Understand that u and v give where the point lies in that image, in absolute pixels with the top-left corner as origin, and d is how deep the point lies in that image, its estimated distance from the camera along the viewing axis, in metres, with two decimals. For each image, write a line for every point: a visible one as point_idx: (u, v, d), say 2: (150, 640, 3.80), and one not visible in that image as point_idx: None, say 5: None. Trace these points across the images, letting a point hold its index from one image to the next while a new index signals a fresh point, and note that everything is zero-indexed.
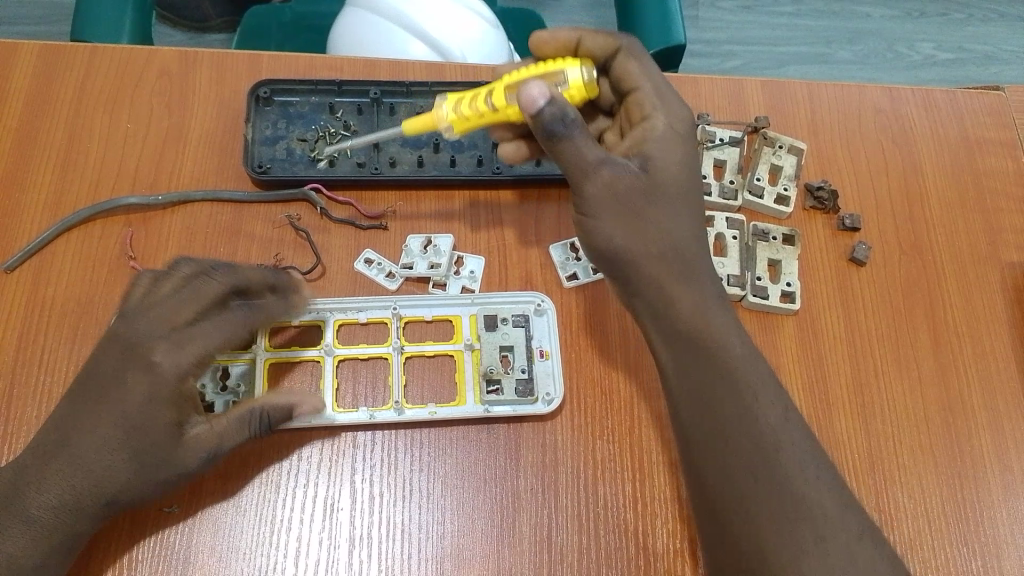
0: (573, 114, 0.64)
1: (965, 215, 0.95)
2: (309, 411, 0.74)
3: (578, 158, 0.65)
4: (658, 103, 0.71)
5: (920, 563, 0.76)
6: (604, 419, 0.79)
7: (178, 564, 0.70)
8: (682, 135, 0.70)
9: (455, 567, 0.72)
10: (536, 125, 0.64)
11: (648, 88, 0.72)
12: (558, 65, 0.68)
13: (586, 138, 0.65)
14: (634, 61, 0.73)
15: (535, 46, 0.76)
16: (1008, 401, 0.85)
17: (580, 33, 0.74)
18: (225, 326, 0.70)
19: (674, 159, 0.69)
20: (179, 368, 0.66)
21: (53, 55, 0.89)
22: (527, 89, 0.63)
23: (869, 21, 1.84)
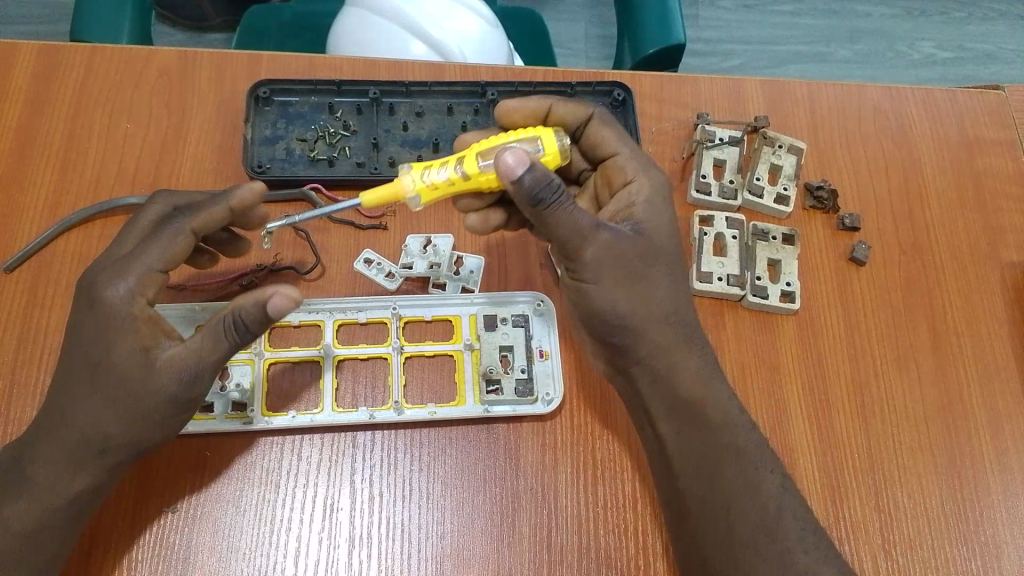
0: (556, 179, 0.62)
1: (965, 215, 0.95)
2: (284, 300, 0.61)
3: (570, 225, 0.62)
4: (637, 166, 0.72)
5: (920, 563, 0.76)
6: (604, 419, 0.79)
7: (178, 564, 0.70)
8: (665, 194, 0.71)
9: (455, 567, 0.72)
10: (521, 196, 0.61)
11: (625, 152, 0.73)
12: (532, 132, 0.68)
13: (575, 202, 0.63)
14: (608, 126, 0.74)
15: (503, 115, 0.75)
16: (1008, 401, 0.85)
17: (552, 101, 0.75)
18: (159, 235, 0.65)
19: (662, 220, 0.69)
20: (123, 291, 0.62)
21: (53, 55, 0.89)
22: (505, 159, 0.60)
23: (869, 20, 1.84)
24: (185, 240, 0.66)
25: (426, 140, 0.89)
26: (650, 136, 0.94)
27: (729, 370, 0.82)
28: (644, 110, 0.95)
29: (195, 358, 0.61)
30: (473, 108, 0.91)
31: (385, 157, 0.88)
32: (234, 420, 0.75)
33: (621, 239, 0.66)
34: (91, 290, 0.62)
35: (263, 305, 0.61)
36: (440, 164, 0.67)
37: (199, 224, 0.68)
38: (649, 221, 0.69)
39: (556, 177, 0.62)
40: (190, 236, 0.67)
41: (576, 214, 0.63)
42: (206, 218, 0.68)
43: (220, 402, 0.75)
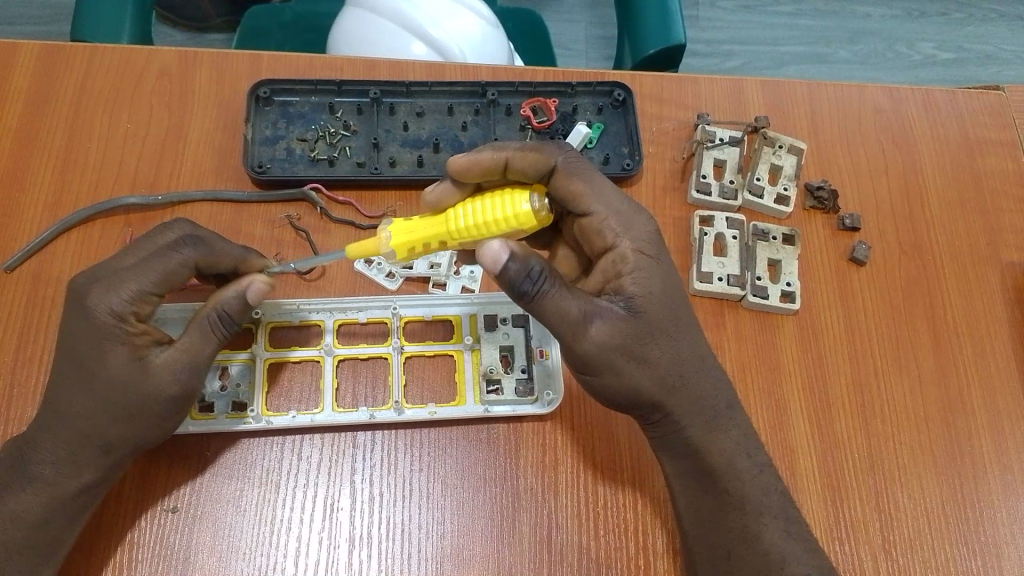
0: (538, 266, 0.60)
1: (965, 215, 0.95)
2: (261, 287, 0.68)
3: (558, 313, 0.61)
4: (615, 228, 0.66)
5: (920, 564, 0.76)
6: (604, 419, 0.79)
7: (178, 564, 0.70)
8: (650, 258, 0.66)
9: (455, 568, 0.72)
10: (505, 284, 0.60)
11: (600, 213, 0.67)
12: (508, 220, 0.61)
13: (562, 291, 0.61)
14: (575, 180, 0.67)
15: (456, 173, 0.66)
16: (1008, 401, 0.85)
17: (507, 155, 0.67)
18: (160, 258, 0.65)
19: (652, 289, 0.65)
20: (114, 306, 0.62)
21: (53, 56, 0.89)
22: (488, 248, 0.59)
23: (869, 21, 1.84)
24: (187, 271, 0.67)
25: (426, 140, 0.89)
26: (651, 136, 0.94)
27: (729, 370, 0.82)
28: (645, 110, 0.95)
29: (186, 356, 0.65)
30: (473, 108, 0.91)
31: (385, 157, 0.88)
32: (234, 420, 0.74)
33: (615, 318, 0.63)
34: (82, 296, 0.62)
35: (244, 294, 0.67)
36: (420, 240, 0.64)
37: (206, 260, 0.68)
38: (639, 293, 0.65)
39: (542, 259, 0.61)
40: (191, 269, 0.67)
41: (565, 301, 0.61)
42: (211, 255, 0.69)
43: (221, 400, 0.75)
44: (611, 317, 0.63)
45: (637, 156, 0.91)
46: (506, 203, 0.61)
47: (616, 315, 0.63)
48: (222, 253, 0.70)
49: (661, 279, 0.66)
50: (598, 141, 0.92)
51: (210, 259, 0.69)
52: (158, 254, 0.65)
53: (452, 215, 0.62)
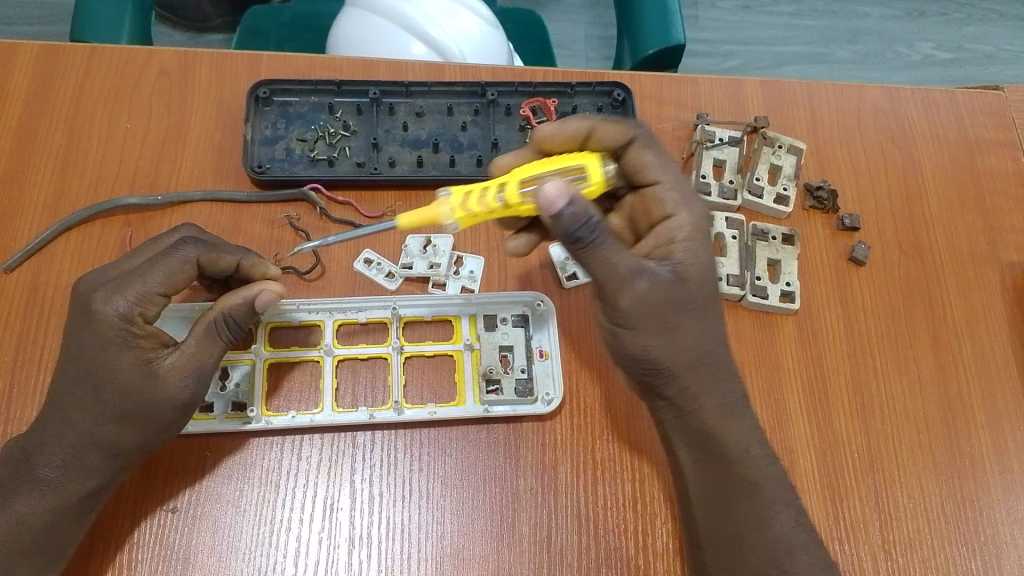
0: (597, 217, 0.60)
1: (965, 215, 0.95)
2: (269, 296, 0.69)
3: (605, 265, 0.61)
4: (678, 199, 0.69)
5: (920, 563, 0.76)
6: (604, 419, 0.79)
7: (178, 564, 0.70)
8: (705, 231, 0.68)
9: (455, 568, 0.72)
10: (557, 228, 0.60)
11: (666, 182, 0.70)
12: (573, 161, 0.67)
13: (613, 245, 0.61)
14: (647, 151, 0.70)
15: (539, 140, 0.70)
16: (1007, 400, 0.85)
17: (591, 121, 0.69)
18: (163, 258, 0.65)
19: (701, 261, 0.66)
20: (122, 309, 0.62)
21: (53, 56, 0.89)
22: (546, 190, 0.59)
23: (869, 22, 1.84)
24: (191, 268, 0.66)
25: (426, 140, 0.89)
26: None
27: None
28: (645, 111, 0.95)
29: (195, 361, 0.66)
30: (473, 108, 0.91)
31: (385, 157, 0.88)
32: (233, 420, 0.74)
33: (659, 282, 0.63)
34: (89, 300, 0.63)
35: (251, 301, 0.68)
36: (482, 189, 0.65)
37: (208, 257, 0.68)
38: (688, 262, 0.65)
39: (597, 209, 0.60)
40: (194, 266, 0.67)
41: (614, 254, 0.61)
42: (213, 253, 0.69)
43: (221, 400, 0.75)
44: (654, 279, 0.63)
45: None
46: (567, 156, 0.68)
47: (660, 277, 0.63)
48: (224, 252, 0.70)
49: (708, 256, 0.67)
50: None
51: (212, 257, 0.69)
52: (160, 254, 0.65)
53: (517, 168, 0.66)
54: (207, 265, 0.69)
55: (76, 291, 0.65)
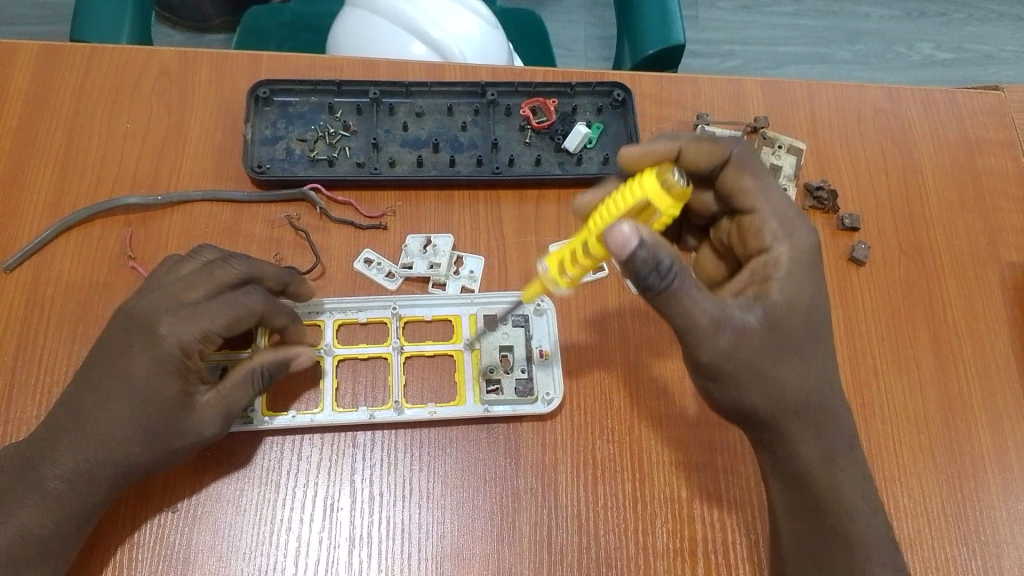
0: (667, 262, 0.57)
1: (965, 215, 0.95)
2: (305, 360, 0.74)
3: (681, 307, 0.58)
4: (776, 229, 0.65)
5: (920, 563, 0.76)
6: (604, 418, 0.79)
7: (178, 564, 0.70)
8: (807, 266, 0.64)
9: (455, 567, 0.72)
10: (629, 268, 0.57)
11: (762, 212, 0.66)
12: (643, 190, 0.57)
13: (684, 292, 0.58)
14: (748, 175, 0.67)
15: (626, 163, 0.68)
16: (1007, 400, 0.85)
17: (682, 142, 0.68)
18: (235, 303, 0.68)
19: (800, 301, 0.63)
20: (184, 342, 0.65)
21: (53, 56, 0.89)
22: (616, 231, 0.55)
23: (869, 22, 1.84)
24: (252, 318, 0.70)
25: (426, 140, 0.89)
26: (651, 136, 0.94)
27: None
28: (644, 111, 0.95)
29: (226, 404, 0.69)
30: (473, 108, 0.91)
31: (385, 157, 0.88)
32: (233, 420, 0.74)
33: (747, 328, 0.60)
34: (153, 325, 0.64)
35: (289, 362, 0.73)
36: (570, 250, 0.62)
37: (267, 309, 0.71)
38: (786, 301, 0.62)
39: (670, 249, 0.57)
40: (255, 315, 0.70)
41: (692, 296, 0.58)
42: (274, 310, 0.72)
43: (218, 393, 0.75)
44: (743, 325, 0.60)
45: None
46: (637, 182, 0.58)
47: (751, 323, 0.61)
48: (283, 310, 0.74)
49: (809, 293, 0.64)
50: (598, 140, 0.92)
51: (272, 314, 0.72)
52: (229, 298, 0.69)
53: (596, 214, 0.61)
54: (265, 319, 0.72)
55: (131, 309, 0.66)
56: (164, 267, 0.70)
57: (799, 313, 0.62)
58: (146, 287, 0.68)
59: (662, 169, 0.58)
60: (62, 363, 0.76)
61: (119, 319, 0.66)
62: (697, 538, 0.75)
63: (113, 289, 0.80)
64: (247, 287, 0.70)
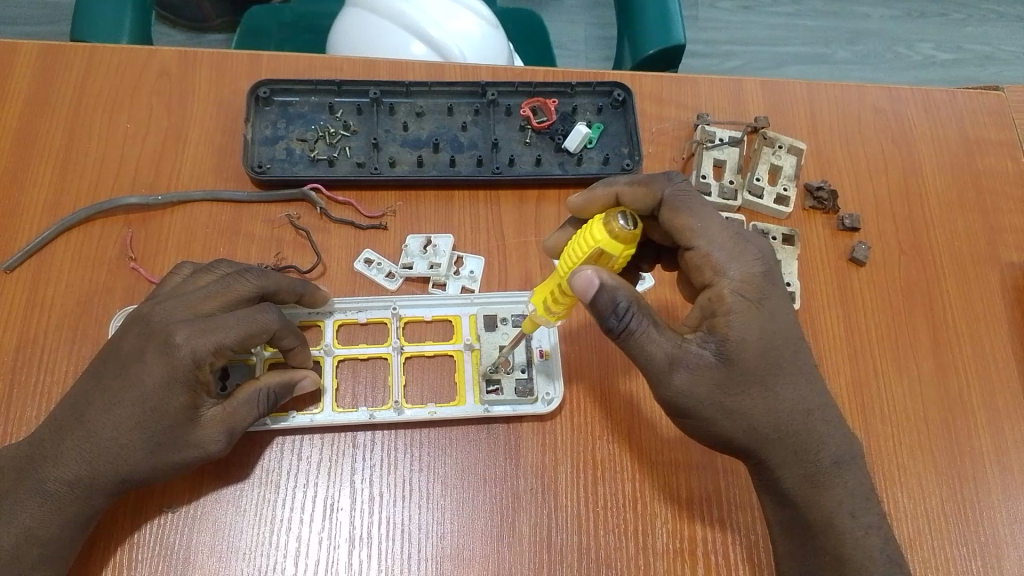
0: (626, 305, 0.59)
1: (965, 215, 0.95)
2: (310, 385, 0.74)
3: (639, 346, 0.61)
4: (719, 263, 0.64)
5: (920, 563, 0.76)
6: (604, 419, 0.79)
7: (178, 564, 0.70)
8: (754, 297, 0.63)
9: (455, 568, 0.72)
10: (590, 309, 0.60)
11: (703, 248, 0.64)
12: (594, 245, 0.56)
13: (644, 330, 0.61)
14: (682, 214, 0.65)
15: (573, 211, 0.71)
16: (1008, 401, 0.85)
17: (616, 187, 0.68)
18: (250, 319, 0.67)
19: (752, 334, 0.62)
20: (197, 353, 0.64)
21: (53, 56, 0.89)
22: (581, 275, 0.57)
23: (869, 22, 1.84)
24: (265, 335, 0.68)
25: (426, 140, 0.89)
26: (651, 136, 0.94)
27: None
28: (645, 111, 0.95)
29: (230, 420, 0.68)
30: (473, 108, 0.91)
31: (385, 157, 0.88)
32: None
33: (704, 366, 0.61)
34: (168, 334, 0.64)
35: (294, 386, 0.73)
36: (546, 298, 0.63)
37: (281, 330, 0.70)
38: (738, 337, 0.62)
39: (630, 292, 0.60)
40: (269, 334, 0.69)
41: (649, 338, 0.61)
42: (286, 329, 0.71)
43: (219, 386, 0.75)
44: (699, 362, 0.61)
45: (637, 156, 0.91)
46: (588, 234, 0.57)
47: (705, 360, 0.61)
48: (294, 330, 0.72)
49: (761, 324, 0.63)
50: (598, 141, 0.92)
51: (283, 334, 0.71)
52: (244, 313, 0.67)
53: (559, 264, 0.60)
54: (276, 337, 0.71)
55: (148, 316, 0.66)
56: (178, 278, 0.72)
57: (752, 347, 0.62)
58: (160, 296, 0.69)
59: (608, 221, 0.56)
60: (63, 363, 0.76)
61: (135, 324, 0.66)
62: (697, 538, 0.75)
63: (113, 289, 0.80)
64: (263, 306, 0.69)
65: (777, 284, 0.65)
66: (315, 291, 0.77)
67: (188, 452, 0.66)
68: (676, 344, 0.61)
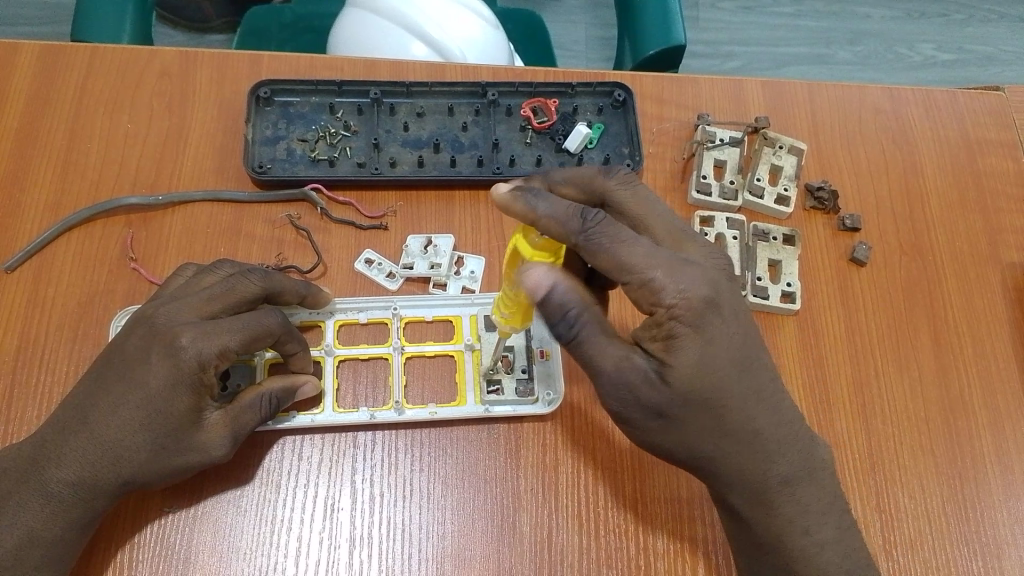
0: (575, 313, 0.61)
1: (966, 215, 0.95)
2: (309, 389, 0.74)
3: (584, 353, 0.62)
4: (655, 296, 0.60)
5: (920, 564, 0.76)
6: (604, 419, 0.79)
7: (178, 564, 0.70)
8: (694, 325, 0.61)
9: (456, 568, 0.72)
10: (541, 310, 0.62)
11: (643, 280, 0.60)
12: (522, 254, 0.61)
13: (596, 339, 0.62)
14: (605, 255, 0.60)
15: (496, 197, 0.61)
16: (1008, 401, 0.85)
17: (540, 219, 0.60)
18: (254, 323, 0.68)
19: (691, 361, 0.61)
20: (203, 355, 0.65)
21: (54, 56, 0.89)
22: (530, 275, 0.60)
23: (870, 23, 1.84)
24: (269, 338, 0.69)
25: (426, 140, 0.90)
26: (651, 137, 0.94)
27: None
28: (645, 111, 0.95)
29: (234, 425, 0.69)
30: (473, 109, 0.91)
31: (386, 157, 0.88)
32: None
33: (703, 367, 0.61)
34: (174, 335, 0.65)
35: (294, 390, 0.73)
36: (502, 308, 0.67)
37: (284, 333, 0.71)
38: (677, 362, 0.61)
39: (583, 301, 0.62)
40: (272, 337, 0.70)
41: (596, 349, 0.62)
42: (290, 334, 0.71)
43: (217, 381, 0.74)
44: (636, 379, 0.61)
45: (637, 156, 0.91)
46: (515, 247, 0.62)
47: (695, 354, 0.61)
48: (297, 335, 0.73)
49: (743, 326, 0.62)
50: (598, 141, 0.92)
51: (287, 338, 0.71)
52: (250, 316, 0.68)
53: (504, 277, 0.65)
54: (279, 342, 0.71)
55: (153, 317, 0.67)
56: (181, 278, 0.72)
57: (692, 374, 0.61)
58: (164, 297, 0.69)
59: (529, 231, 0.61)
60: (63, 363, 0.76)
61: (139, 325, 0.67)
62: (697, 538, 0.75)
63: (113, 289, 0.80)
64: (267, 310, 0.69)
65: (721, 308, 0.62)
66: (315, 290, 0.77)
67: (193, 454, 0.67)
68: (620, 360, 0.62)
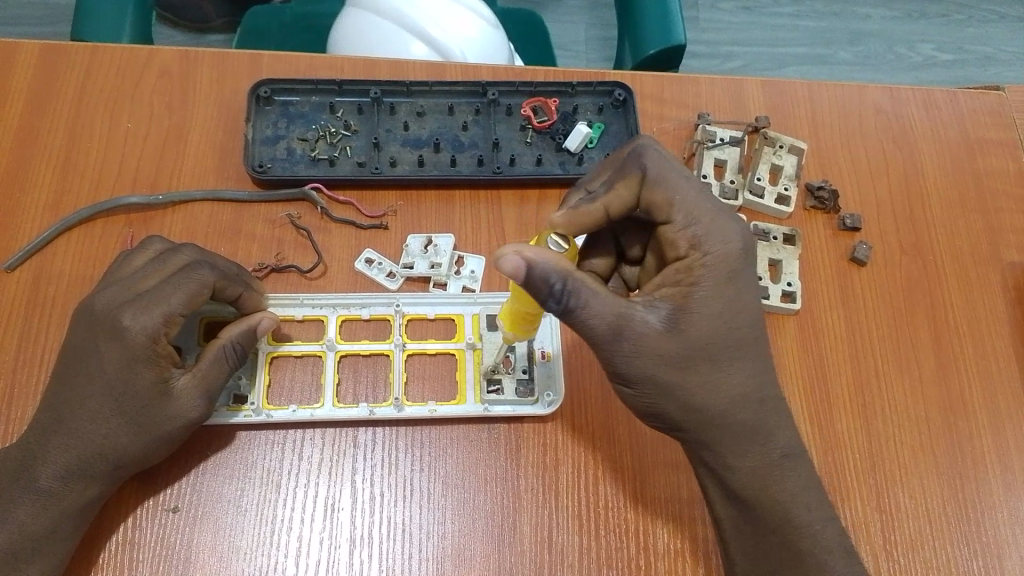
0: (558, 284, 0.58)
1: (966, 214, 0.95)
2: (269, 325, 0.74)
3: (582, 325, 0.61)
4: (695, 237, 0.63)
5: (921, 564, 0.76)
6: (605, 419, 0.79)
7: (178, 564, 0.70)
8: (729, 268, 0.64)
9: (456, 568, 0.72)
10: (527, 290, 0.59)
11: (681, 223, 0.63)
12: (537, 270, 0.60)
13: (586, 300, 0.59)
14: (658, 192, 0.63)
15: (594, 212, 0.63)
16: (1009, 400, 0.85)
17: (603, 201, 0.63)
18: (183, 280, 0.68)
19: (712, 310, 0.63)
20: (148, 329, 0.65)
21: (54, 55, 0.89)
22: (508, 259, 0.56)
23: (869, 23, 1.84)
24: (206, 291, 0.69)
25: (426, 140, 0.89)
26: (651, 136, 0.94)
27: None
28: (645, 110, 0.95)
29: (206, 385, 0.69)
30: (473, 108, 0.91)
31: (386, 157, 0.88)
32: (234, 412, 0.74)
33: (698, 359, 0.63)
34: (115, 319, 0.65)
35: (253, 328, 0.73)
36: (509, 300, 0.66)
37: (221, 283, 0.71)
38: (697, 311, 0.62)
39: (566, 270, 0.58)
40: (210, 288, 0.69)
41: (591, 311, 0.60)
42: (226, 279, 0.71)
43: (192, 351, 0.76)
44: (654, 337, 0.61)
45: None
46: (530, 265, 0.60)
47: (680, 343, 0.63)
48: (236, 278, 0.73)
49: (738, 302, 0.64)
50: (599, 140, 0.92)
51: (225, 285, 0.71)
52: (180, 276, 0.68)
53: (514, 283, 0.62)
54: (218, 292, 0.72)
55: (91, 307, 0.67)
56: (115, 266, 0.72)
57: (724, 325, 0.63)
58: (97, 287, 0.69)
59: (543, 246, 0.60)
60: None
61: (80, 319, 0.67)
62: (697, 539, 0.75)
63: None
64: (193, 264, 0.69)
65: (752, 265, 0.65)
66: (252, 279, 0.77)
67: (172, 425, 0.67)
68: (618, 316, 0.60)
